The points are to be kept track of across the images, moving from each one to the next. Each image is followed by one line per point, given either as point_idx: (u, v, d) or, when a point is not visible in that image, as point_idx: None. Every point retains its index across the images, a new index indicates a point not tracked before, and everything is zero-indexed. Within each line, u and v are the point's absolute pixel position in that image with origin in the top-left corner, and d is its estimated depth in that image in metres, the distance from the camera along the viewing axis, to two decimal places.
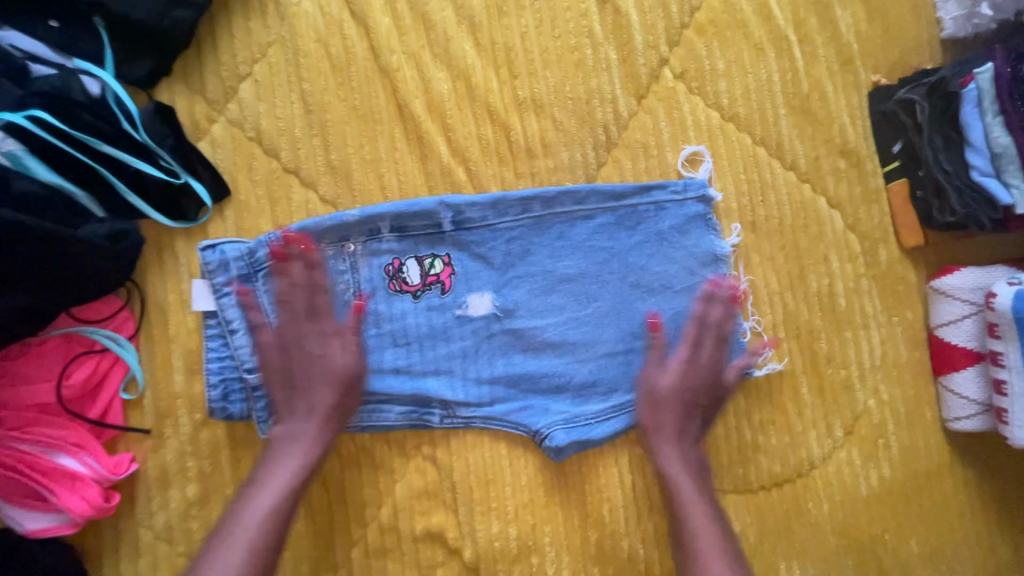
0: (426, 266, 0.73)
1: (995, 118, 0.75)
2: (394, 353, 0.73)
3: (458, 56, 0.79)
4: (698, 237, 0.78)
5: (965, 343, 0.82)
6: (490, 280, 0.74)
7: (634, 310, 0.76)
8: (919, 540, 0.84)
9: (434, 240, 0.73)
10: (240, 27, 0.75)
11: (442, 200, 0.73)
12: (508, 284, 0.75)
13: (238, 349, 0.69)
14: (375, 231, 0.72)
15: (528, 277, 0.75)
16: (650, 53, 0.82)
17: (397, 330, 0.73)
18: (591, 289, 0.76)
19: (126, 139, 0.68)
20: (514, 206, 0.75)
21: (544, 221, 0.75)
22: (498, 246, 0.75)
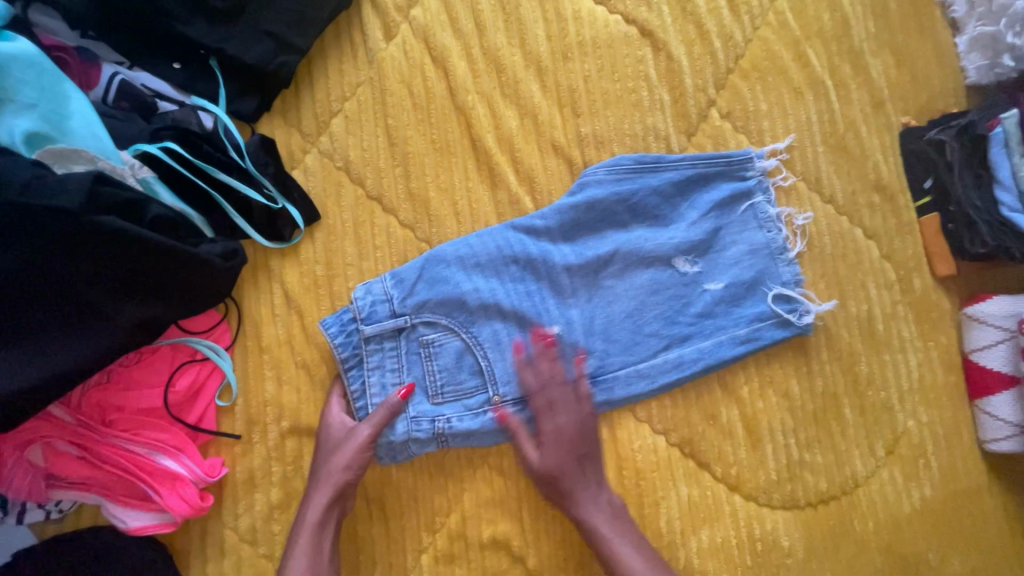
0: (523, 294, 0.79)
1: (1022, 159, 0.83)
2: (517, 357, 0.78)
3: (526, 96, 0.87)
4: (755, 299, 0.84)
5: (1000, 367, 0.87)
6: (618, 400, 0.81)
7: (689, 288, 0.82)
8: (961, 559, 0.88)
9: (534, 280, 0.80)
10: (334, 69, 0.83)
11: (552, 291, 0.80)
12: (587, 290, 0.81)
13: (366, 352, 0.75)
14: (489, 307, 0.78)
15: (608, 281, 0.82)
16: (699, 95, 0.90)
17: (487, 296, 0.78)
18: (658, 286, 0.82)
19: (235, 167, 0.75)
20: (603, 262, 0.82)
21: (627, 270, 0.82)
22: (585, 284, 0.81)
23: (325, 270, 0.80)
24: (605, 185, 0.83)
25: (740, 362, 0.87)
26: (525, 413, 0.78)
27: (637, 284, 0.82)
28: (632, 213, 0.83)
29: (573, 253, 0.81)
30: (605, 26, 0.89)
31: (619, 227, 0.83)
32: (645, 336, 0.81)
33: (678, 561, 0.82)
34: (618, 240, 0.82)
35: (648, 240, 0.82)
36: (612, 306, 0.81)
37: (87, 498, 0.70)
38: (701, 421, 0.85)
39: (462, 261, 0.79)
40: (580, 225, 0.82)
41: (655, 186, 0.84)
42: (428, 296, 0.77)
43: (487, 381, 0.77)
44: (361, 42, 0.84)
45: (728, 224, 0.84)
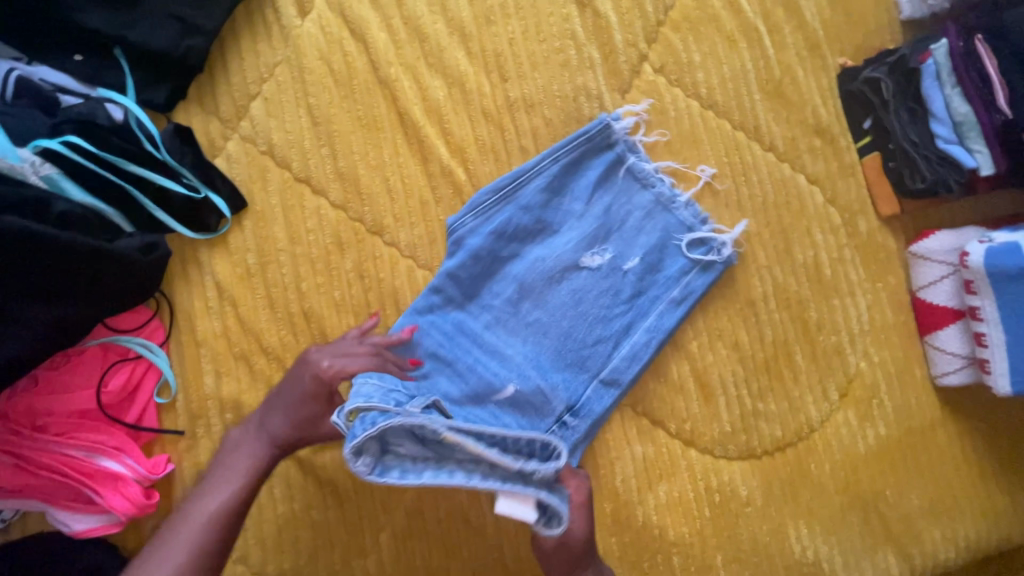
0: (457, 368, 0.77)
1: (954, 90, 0.82)
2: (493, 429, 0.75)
3: (451, 64, 0.84)
4: (671, 258, 0.84)
5: (946, 302, 0.87)
6: (598, 417, 0.81)
7: (607, 281, 0.83)
8: (919, 494, 0.89)
9: (465, 351, 0.78)
10: (248, 50, 0.80)
11: (493, 356, 0.79)
12: (518, 332, 0.81)
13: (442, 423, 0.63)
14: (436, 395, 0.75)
15: (532, 311, 0.82)
16: (630, 50, 0.88)
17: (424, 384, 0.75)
18: (582, 290, 0.82)
19: (148, 158, 0.74)
20: (517, 296, 0.81)
21: (545, 291, 0.82)
22: (518, 327, 0.81)
23: (257, 258, 0.79)
24: (486, 230, 0.81)
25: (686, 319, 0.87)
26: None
27: (560, 296, 0.82)
28: (527, 238, 0.83)
29: (486, 309, 0.81)
30: None
31: (513, 259, 0.82)
32: (592, 346, 0.82)
33: (636, 520, 0.83)
34: (519, 273, 0.82)
35: (547, 254, 0.82)
36: (546, 338, 0.81)
37: (28, 505, 0.69)
38: (650, 379, 0.85)
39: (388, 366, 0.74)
40: (482, 279, 0.81)
41: (538, 204, 0.83)
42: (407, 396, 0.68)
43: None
44: (274, 19, 0.81)
45: (613, 198, 0.84)
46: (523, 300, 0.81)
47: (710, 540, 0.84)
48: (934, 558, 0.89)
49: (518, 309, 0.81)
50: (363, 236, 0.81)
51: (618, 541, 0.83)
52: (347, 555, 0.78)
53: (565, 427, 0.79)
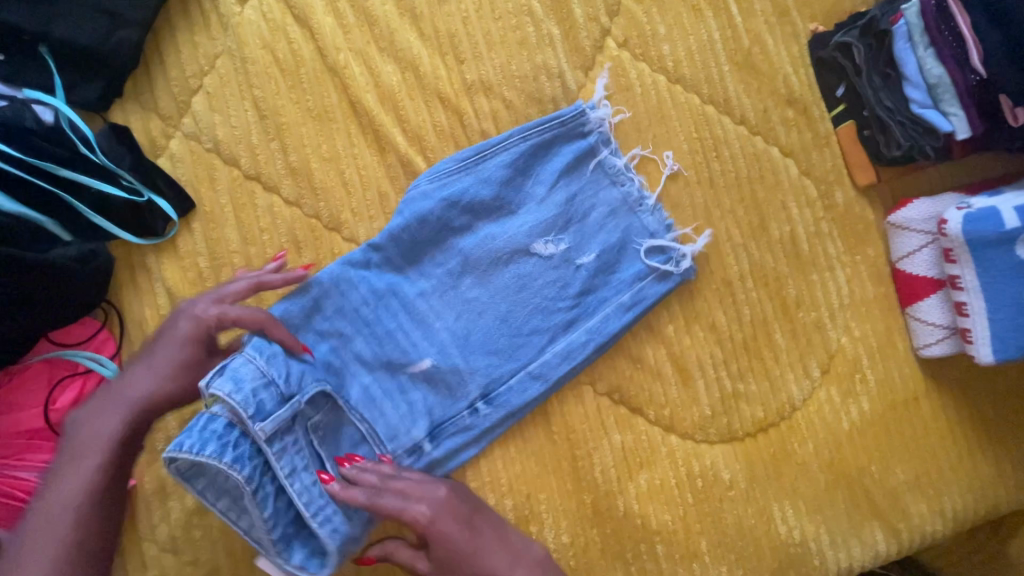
0: (382, 341, 0.75)
1: (927, 50, 0.78)
2: (398, 405, 0.75)
3: (403, 47, 0.80)
4: (627, 264, 0.82)
5: (926, 272, 0.84)
6: (518, 408, 0.78)
7: (559, 274, 0.80)
8: (905, 468, 0.88)
9: (396, 323, 0.76)
10: (186, 42, 0.76)
11: (419, 327, 0.77)
12: (455, 310, 0.78)
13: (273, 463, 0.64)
14: (357, 372, 0.74)
15: (473, 290, 0.79)
16: (591, 25, 0.85)
17: (341, 349, 0.74)
18: (529, 279, 0.80)
19: (85, 162, 0.70)
20: (460, 268, 0.78)
21: (491, 273, 0.79)
22: (454, 304, 0.78)
23: (208, 261, 0.75)
24: (435, 196, 0.77)
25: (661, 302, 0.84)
26: (421, 459, 0.75)
27: (503, 279, 0.79)
28: (482, 215, 0.79)
29: (426, 277, 0.78)
30: None
31: (464, 232, 0.79)
32: (527, 335, 0.79)
33: (618, 510, 0.80)
34: (466, 247, 0.79)
35: (499, 236, 0.79)
36: (482, 319, 0.78)
37: None
38: (626, 365, 0.83)
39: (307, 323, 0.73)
40: (425, 248, 0.78)
41: (499, 181, 0.79)
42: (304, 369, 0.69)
43: (372, 442, 0.74)
44: (211, 8, 0.77)
45: (579, 189, 0.82)
46: (467, 276, 0.79)
47: (694, 526, 0.82)
48: (922, 531, 0.87)
49: (459, 284, 0.78)
50: (320, 232, 0.78)
51: (599, 532, 0.80)
52: None
53: (475, 415, 0.77)
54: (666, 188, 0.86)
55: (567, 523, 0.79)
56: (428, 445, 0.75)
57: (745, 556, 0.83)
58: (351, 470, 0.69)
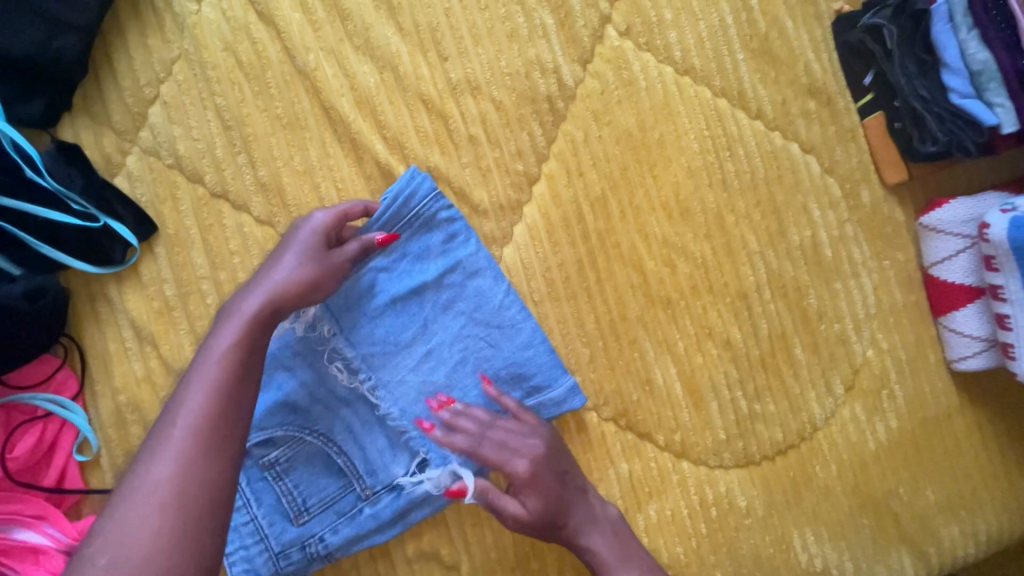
0: (339, 390, 0.70)
1: (970, 33, 0.69)
2: (374, 442, 0.70)
3: (380, 44, 0.72)
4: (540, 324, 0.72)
5: (963, 280, 0.77)
6: None
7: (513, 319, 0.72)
8: (935, 490, 0.81)
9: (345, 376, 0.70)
10: (139, 47, 0.69)
11: (368, 383, 0.70)
12: (402, 364, 0.71)
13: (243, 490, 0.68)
14: (328, 407, 0.70)
15: (421, 340, 0.72)
16: (589, 12, 0.76)
17: (303, 393, 0.69)
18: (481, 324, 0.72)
19: (32, 187, 0.64)
20: (404, 318, 0.71)
21: (441, 319, 0.72)
22: (402, 359, 0.71)
23: (175, 289, 0.69)
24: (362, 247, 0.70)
25: (671, 318, 0.77)
26: (402, 495, 0.70)
27: (448, 329, 0.72)
28: (415, 263, 0.72)
29: (365, 333, 0.71)
30: None
31: (403, 280, 0.72)
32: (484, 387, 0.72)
33: None
34: (404, 297, 0.71)
35: (443, 280, 0.72)
36: (433, 371, 0.72)
37: None
38: (635, 389, 0.76)
39: (277, 359, 0.69)
40: (361, 306, 0.71)
41: (426, 228, 0.72)
42: (266, 404, 0.68)
43: (350, 477, 0.70)
44: (165, 7, 0.69)
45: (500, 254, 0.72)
46: (414, 327, 0.72)
47: (708, 557, 0.77)
48: (953, 556, 0.81)
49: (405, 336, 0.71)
50: None
51: None
52: None
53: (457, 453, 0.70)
54: (675, 192, 0.77)
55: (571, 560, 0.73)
56: (406, 482, 0.69)
57: None
58: (314, 502, 0.69)
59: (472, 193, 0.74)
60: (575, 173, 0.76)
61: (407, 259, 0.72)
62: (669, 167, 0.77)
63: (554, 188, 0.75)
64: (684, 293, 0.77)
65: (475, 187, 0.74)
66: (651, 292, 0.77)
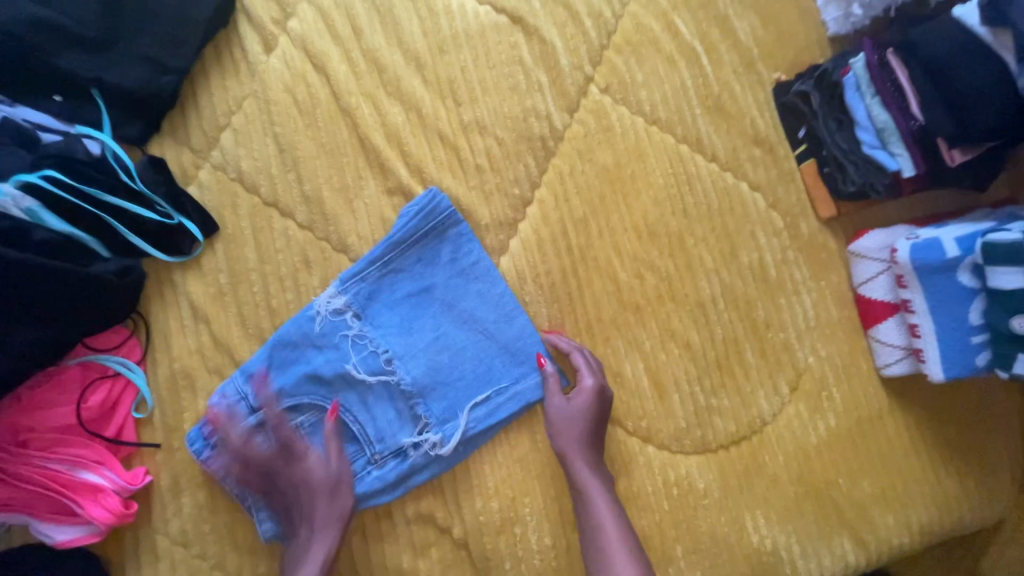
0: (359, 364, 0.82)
1: (874, 99, 0.87)
2: (385, 411, 0.83)
3: (408, 92, 0.90)
4: (521, 321, 0.87)
5: (884, 297, 0.91)
6: (492, 426, 0.84)
7: (506, 319, 0.87)
8: (871, 482, 0.93)
9: (364, 353, 0.83)
10: (218, 86, 0.87)
11: (384, 360, 0.83)
12: (412, 346, 0.84)
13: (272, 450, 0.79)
14: (348, 380, 0.82)
15: (428, 328, 0.85)
16: (576, 73, 0.95)
17: (331, 364, 0.82)
18: (482, 319, 0.86)
19: (126, 188, 0.79)
20: (416, 308, 0.86)
21: (447, 311, 0.86)
22: (414, 342, 0.85)
23: (228, 278, 0.83)
24: (385, 249, 0.85)
25: (640, 321, 0.92)
26: (406, 460, 0.82)
27: (454, 322, 0.86)
28: (426, 265, 0.86)
29: (384, 318, 0.85)
30: (476, 18, 0.93)
31: (417, 276, 0.86)
32: (479, 370, 0.85)
33: None
34: (418, 289, 0.86)
35: (449, 280, 0.87)
36: (440, 356, 0.85)
37: (12, 518, 0.73)
38: (607, 380, 0.90)
39: (308, 338, 0.82)
40: (381, 297, 0.85)
41: (439, 237, 0.87)
42: (293, 375, 0.81)
43: (363, 443, 0.82)
44: (241, 57, 0.88)
45: (491, 274, 0.87)
46: (425, 318, 0.86)
47: (670, 531, 0.88)
48: (889, 543, 0.92)
49: (417, 324, 0.85)
50: (328, 254, 0.86)
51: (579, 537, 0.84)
52: None
53: (456, 426, 0.83)
54: (644, 218, 0.94)
55: (549, 526, 0.83)
56: (410, 445, 0.82)
57: (718, 563, 0.89)
58: None
59: (476, 212, 0.90)
60: (561, 199, 0.92)
61: (422, 256, 0.87)
62: (638, 197, 0.94)
63: (545, 210, 0.91)
64: (650, 301, 0.92)
65: (478, 207, 0.90)
66: (623, 299, 0.92)
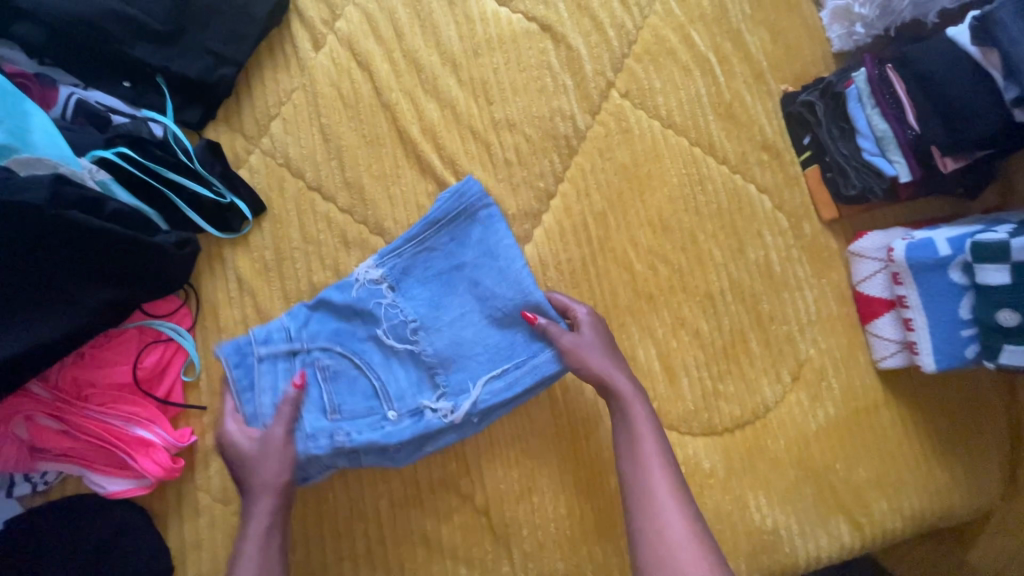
0: (388, 324, 0.87)
1: (874, 110, 0.94)
2: (406, 373, 0.85)
3: (444, 90, 0.98)
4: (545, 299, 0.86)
5: (881, 293, 0.98)
6: (507, 399, 0.84)
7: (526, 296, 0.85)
8: (866, 468, 0.99)
9: (393, 316, 0.87)
10: (270, 79, 0.94)
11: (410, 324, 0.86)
12: (438, 316, 0.87)
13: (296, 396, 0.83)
14: (377, 339, 0.87)
15: (455, 302, 0.88)
16: (599, 78, 1.02)
17: (367, 322, 0.87)
18: (505, 294, 0.86)
19: (184, 168, 0.86)
20: (445, 280, 0.88)
21: (472, 285, 0.88)
22: (440, 313, 0.87)
23: (273, 255, 0.90)
24: (423, 221, 0.89)
25: (653, 309, 0.98)
26: (421, 420, 0.82)
27: (479, 297, 0.87)
28: (462, 241, 0.89)
29: (417, 287, 0.89)
30: (508, 24, 1.00)
31: (449, 249, 0.89)
32: (499, 344, 0.86)
33: (609, 488, 0.90)
34: (447, 261, 0.89)
35: (477, 255, 0.88)
36: (466, 327, 0.87)
37: (70, 467, 0.80)
38: None
39: (348, 293, 0.87)
40: (415, 266, 0.89)
41: (472, 215, 0.89)
42: (328, 326, 0.86)
43: (381, 398, 0.83)
44: (292, 53, 0.95)
45: (514, 253, 0.87)
46: (453, 292, 0.88)
47: None
48: (882, 526, 0.98)
49: (445, 297, 0.88)
50: (366, 236, 0.93)
51: (593, 507, 0.89)
52: (350, 518, 0.88)
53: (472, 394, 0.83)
54: (659, 214, 1.01)
55: (565, 496, 0.89)
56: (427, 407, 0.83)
57: (722, 538, 0.94)
58: (344, 414, 0.82)
59: (504, 202, 0.97)
60: (583, 193, 0.99)
61: (456, 229, 0.89)
62: (654, 195, 1.01)
63: (567, 203, 0.98)
64: (663, 290, 0.99)
65: (506, 198, 0.97)
66: (638, 288, 0.98)
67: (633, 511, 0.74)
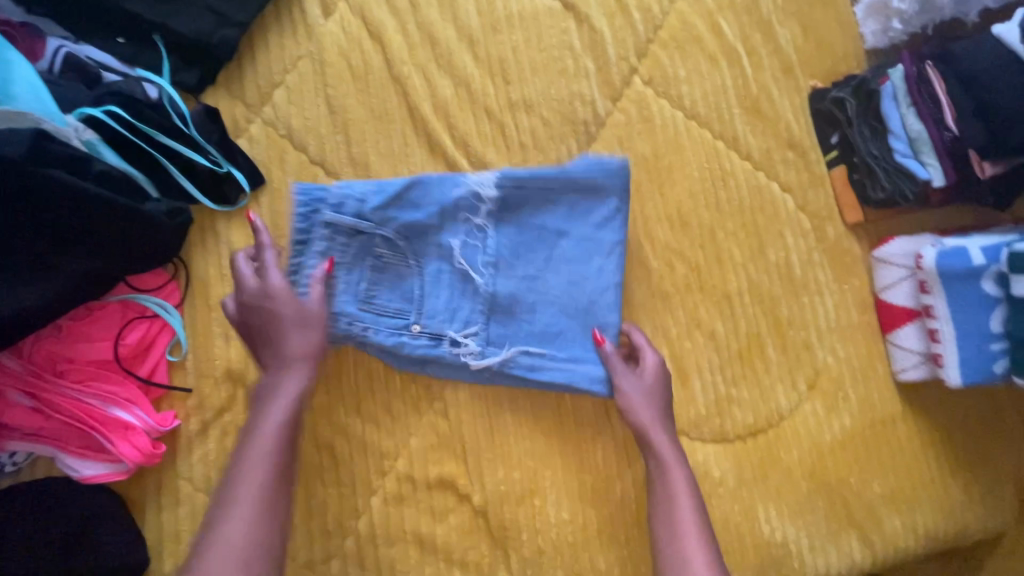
0: (459, 253, 0.83)
1: (909, 110, 0.90)
2: (449, 300, 0.82)
3: (459, 66, 0.92)
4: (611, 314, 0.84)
5: (905, 302, 0.94)
6: (527, 378, 0.83)
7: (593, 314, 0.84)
8: (881, 484, 0.95)
9: (468, 251, 0.83)
10: (275, 44, 0.88)
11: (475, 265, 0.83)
12: (504, 275, 0.83)
13: (344, 275, 0.79)
14: (438, 266, 0.82)
15: (521, 273, 0.84)
16: (622, 63, 0.97)
17: (441, 242, 0.83)
18: (578, 293, 0.84)
19: (179, 133, 0.81)
20: (529, 242, 0.84)
21: (549, 265, 0.84)
22: (507, 270, 0.84)
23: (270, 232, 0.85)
24: (548, 173, 0.83)
25: (667, 308, 0.94)
26: (437, 348, 0.81)
27: (553, 279, 0.84)
28: (570, 214, 0.84)
29: (500, 240, 0.84)
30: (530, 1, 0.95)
31: (552, 220, 0.85)
32: (549, 327, 0.83)
33: (614, 494, 0.85)
34: (541, 225, 0.84)
35: (568, 240, 0.84)
36: (529, 292, 0.84)
37: (42, 448, 0.75)
38: None
39: (445, 198, 0.82)
40: (511, 214, 0.84)
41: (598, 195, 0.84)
42: (406, 216, 0.81)
43: (415, 312, 0.81)
44: (300, 18, 0.89)
45: (604, 267, 0.84)
46: (529, 262, 0.84)
47: None
48: (894, 545, 0.94)
49: (517, 266, 0.84)
50: None
51: (596, 513, 0.85)
52: (339, 514, 0.83)
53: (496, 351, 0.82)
54: (678, 209, 0.96)
55: (568, 500, 0.85)
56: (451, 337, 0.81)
57: (728, 550, 0.90)
58: (372, 312, 0.79)
59: None
60: None
61: (569, 196, 0.84)
62: (674, 188, 0.96)
63: None
64: (678, 289, 0.94)
65: None
66: (652, 285, 0.94)
67: (659, 537, 0.74)
